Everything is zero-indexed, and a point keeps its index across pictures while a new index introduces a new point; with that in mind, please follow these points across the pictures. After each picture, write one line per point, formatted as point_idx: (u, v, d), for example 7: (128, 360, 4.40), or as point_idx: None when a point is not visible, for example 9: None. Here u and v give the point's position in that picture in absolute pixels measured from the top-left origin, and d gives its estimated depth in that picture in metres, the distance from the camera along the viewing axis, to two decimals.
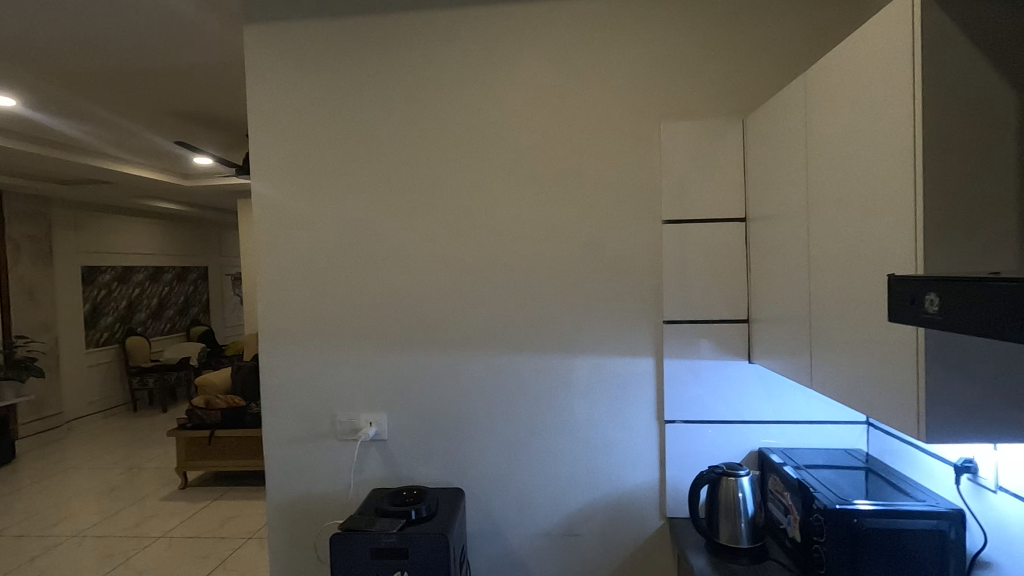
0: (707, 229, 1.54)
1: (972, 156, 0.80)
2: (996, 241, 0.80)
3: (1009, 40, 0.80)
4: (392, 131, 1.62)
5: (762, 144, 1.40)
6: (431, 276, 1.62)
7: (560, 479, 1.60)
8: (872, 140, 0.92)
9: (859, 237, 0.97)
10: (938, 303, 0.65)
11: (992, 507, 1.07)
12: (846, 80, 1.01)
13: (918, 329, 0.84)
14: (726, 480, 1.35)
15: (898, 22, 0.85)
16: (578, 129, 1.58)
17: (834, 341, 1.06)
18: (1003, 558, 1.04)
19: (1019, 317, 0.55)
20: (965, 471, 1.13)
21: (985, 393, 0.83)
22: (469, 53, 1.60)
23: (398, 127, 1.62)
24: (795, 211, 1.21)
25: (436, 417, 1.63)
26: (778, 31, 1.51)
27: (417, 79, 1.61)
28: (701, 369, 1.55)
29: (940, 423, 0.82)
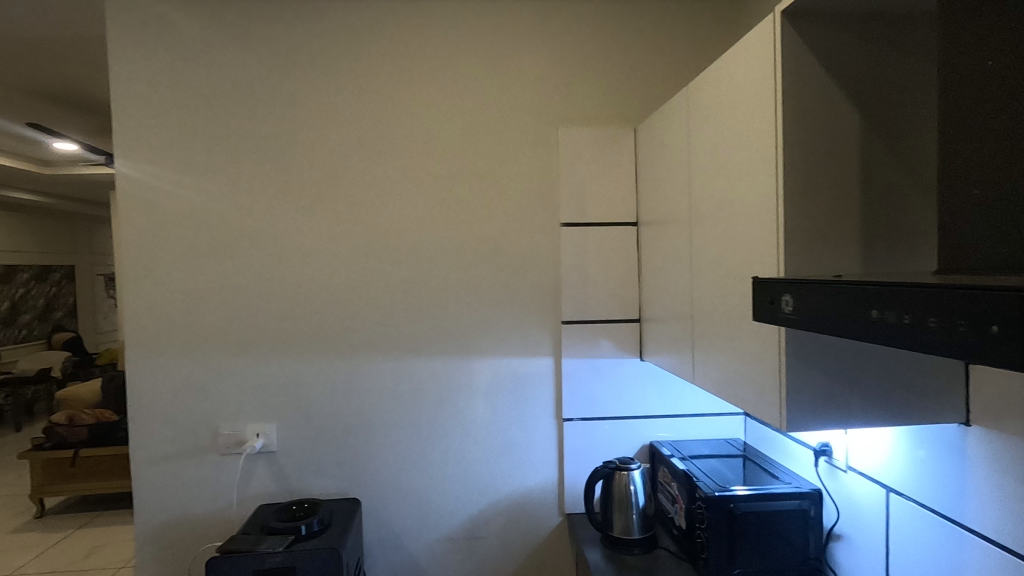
0: (603, 232, 1.60)
1: (821, 170, 0.88)
2: (842, 248, 0.89)
3: (856, 66, 0.88)
4: (281, 121, 1.53)
5: (650, 152, 1.46)
6: (326, 277, 1.54)
7: (460, 482, 1.58)
8: (744, 152, 0.99)
9: (732, 243, 1.04)
10: (792, 304, 0.70)
11: (843, 486, 1.19)
12: (721, 95, 1.08)
13: (779, 328, 0.91)
14: (619, 474, 1.40)
15: (764, 43, 0.92)
16: (479, 129, 1.57)
17: (712, 340, 1.14)
18: (852, 531, 1.17)
19: (849, 317, 0.61)
20: (822, 454, 1.25)
21: (837, 387, 0.91)
22: (364, 44, 1.54)
23: (289, 119, 1.53)
24: (679, 217, 1.28)
25: (330, 425, 1.55)
26: (665, 44, 1.60)
27: (309, 69, 1.53)
28: (597, 367, 1.60)
29: (797, 414, 0.90)
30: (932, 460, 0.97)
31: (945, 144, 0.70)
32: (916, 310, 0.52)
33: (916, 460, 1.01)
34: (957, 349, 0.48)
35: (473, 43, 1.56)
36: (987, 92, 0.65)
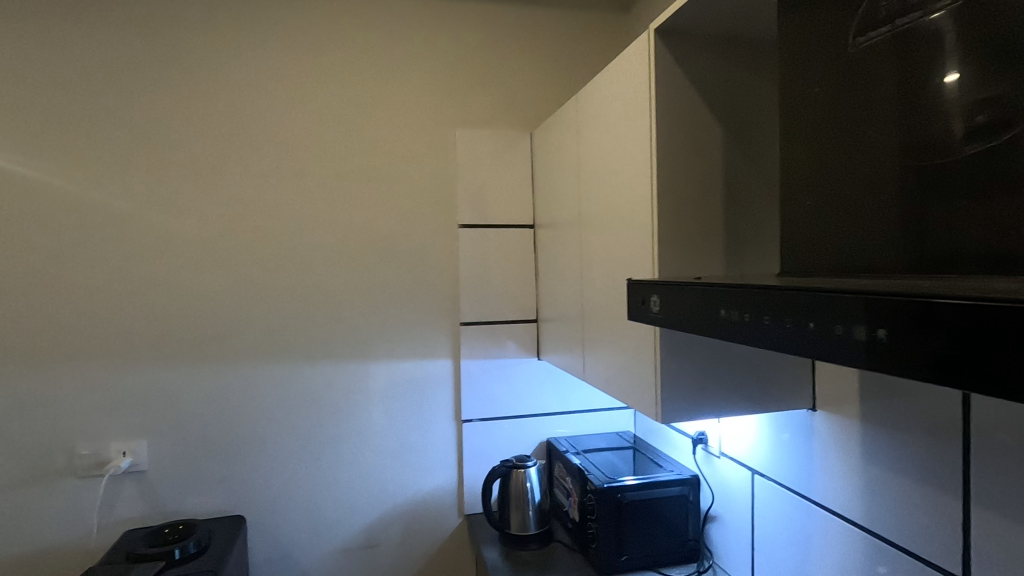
0: (501, 235, 1.62)
1: (691, 180, 0.95)
2: (709, 253, 0.96)
3: (722, 84, 0.96)
4: (155, 111, 1.41)
5: (545, 157, 1.50)
6: (207, 279, 1.44)
7: (356, 490, 1.53)
8: (625, 160, 1.05)
9: (615, 247, 1.10)
10: (659, 304, 0.75)
11: (717, 471, 1.29)
12: (605, 105, 1.14)
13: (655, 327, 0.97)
14: (516, 472, 1.43)
15: (641, 58, 0.98)
16: (375, 127, 1.53)
17: (598, 340, 1.19)
18: (724, 512, 1.27)
19: (706, 316, 0.65)
20: (700, 442, 1.34)
21: (707, 380, 0.98)
22: (249, 33, 1.46)
23: (163, 109, 1.41)
24: (571, 221, 1.33)
25: (210, 439, 1.44)
26: (559, 53, 1.65)
27: (185, 57, 1.42)
28: (496, 367, 1.62)
29: (671, 407, 0.97)
30: (789, 443, 1.08)
31: (793, 160, 0.77)
32: (753, 309, 0.57)
33: (776, 443, 1.11)
34: (783, 343, 0.53)
35: (368, 39, 1.53)
36: (821, 115, 0.73)
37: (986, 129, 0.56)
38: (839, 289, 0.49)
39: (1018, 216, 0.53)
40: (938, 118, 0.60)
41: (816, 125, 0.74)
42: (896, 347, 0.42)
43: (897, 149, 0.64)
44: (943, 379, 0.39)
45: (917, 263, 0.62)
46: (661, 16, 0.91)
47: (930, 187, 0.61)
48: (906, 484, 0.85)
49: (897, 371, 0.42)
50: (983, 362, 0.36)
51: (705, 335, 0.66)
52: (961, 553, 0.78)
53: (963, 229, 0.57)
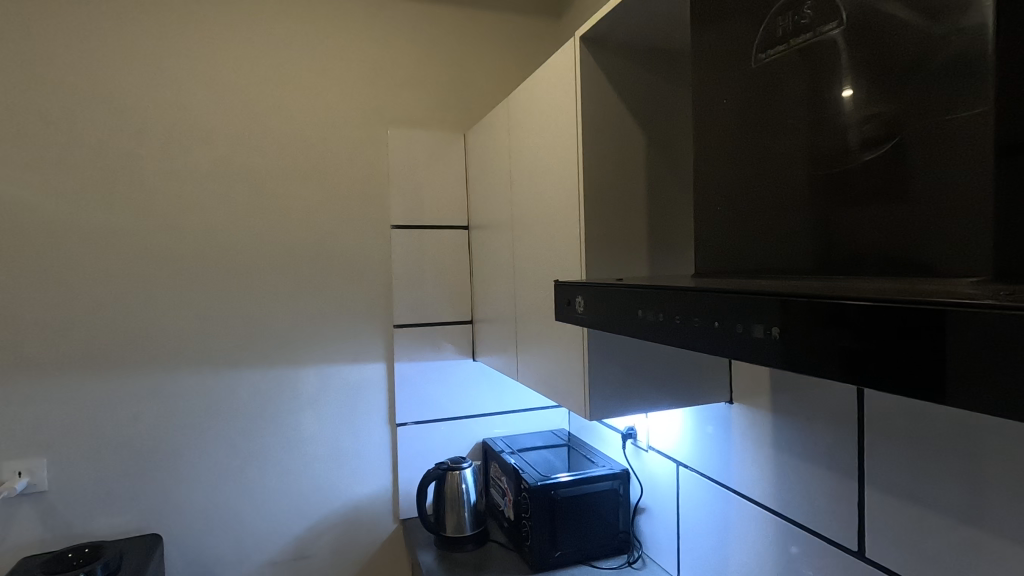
0: (435, 236, 1.61)
1: (616, 185, 0.98)
2: (633, 255, 1.00)
3: (644, 92, 0.99)
4: (62, 108, 1.34)
5: (477, 158, 1.51)
6: (120, 284, 1.38)
7: (284, 500, 1.49)
8: (553, 165, 1.07)
9: (544, 250, 1.13)
10: (583, 305, 0.77)
11: (646, 464, 1.34)
12: (533, 110, 1.16)
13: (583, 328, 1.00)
14: (451, 473, 1.43)
15: (567, 65, 1.00)
16: (304, 126, 1.51)
17: (529, 341, 1.22)
18: (653, 503, 1.32)
19: (630, 317, 0.67)
20: (629, 437, 1.39)
21: (633, 377, 1.02)
22: (165, 28, 1.41)
23: (69, 106, 1.35)
24: (503, 222, 1.34)
25: (121, 454, 1.37)
26: (490, 54, 1.66)
27: (92, 52, 1.36)
28: (431, 369, 1.61)
29: (599, 404, 1.00)
30: (711, 435, 1.13)
31: (714, 168, 0.78)
32: (670, 310, 0.59)
33: (698, 436, 1.17)
34: (701, 344, 0.55)
35: (294, 39, 1.51)
36: (735, 124, 0.75)
37: (878, 138, 0.57)
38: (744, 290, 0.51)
39: (904, 220, 0.54)
40: (835, 128, 0.61)
41: (730, 134, 0.75)
42: (803, 347, 0.44)
43: (800, 157, 0.65)
44: (854, 378, 0.40)
45: (814, 267, 0.62)
46: (585, 24, 0.94)
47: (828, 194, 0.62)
48: (811, 469, 0.92)
49: (805, 369, 0.44)
50: (884, 361, 0.38)
51: (628, 336, 0.68)
52: (857, 531, 0.85)
53: (857, 235, 0.58)
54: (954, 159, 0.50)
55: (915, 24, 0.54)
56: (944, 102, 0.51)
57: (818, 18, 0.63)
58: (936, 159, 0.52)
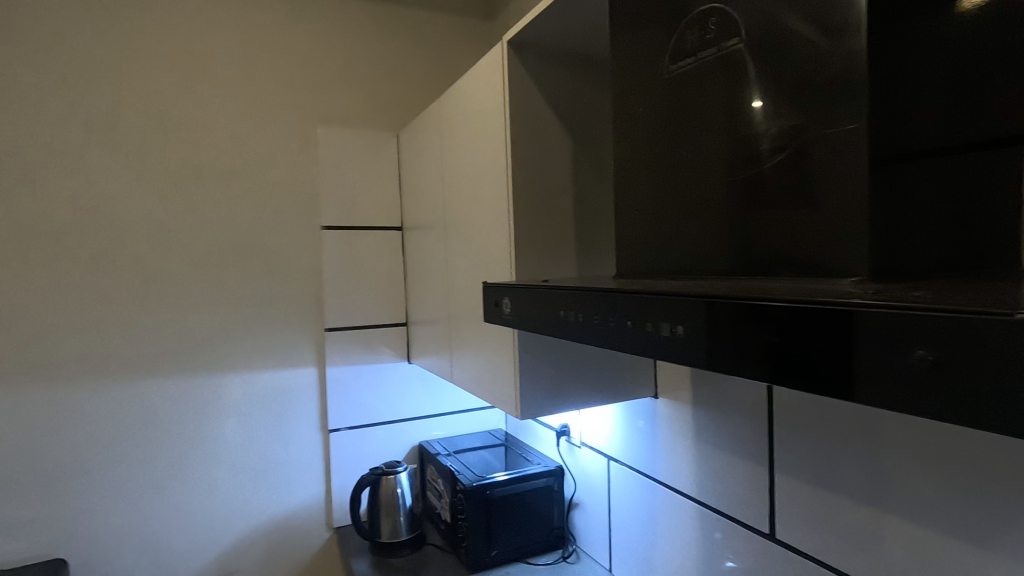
0: (367, 237, 1.58)
1: (544, 188, 1.00)
2: (562, 257, 1.02)
3: (570, 97, 1.02)
4: None
5: (410, 159, 1.50)
6: (21, 290, 1.29)
7: (208, 515, 1.44)
8: (483, 168, 1.08)
9: (474, 252, 1.14)
10: (511, 306, 0.78)
11: (579, 460, 1.37)
12: (462, 113, 1.17)
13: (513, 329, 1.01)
14: (386, 478, 1.41)
15: (496, 69, 1.01)
16: (226, 126, 1.46)
17: (461, 343, 1.22)
18: (586, 498, 1.35)
19: (557, 318, 0.67)
20: (563, 434, 1.42)
21: (563, 376, 1.04)
22: (68, 17, 1.32)
23: None
24: (435, 224, 1.34)
25: (22, 474, 1.29)
26: (422, 54, 1.65)
27: None
28: (365, 373, 1.58)
29: (530, 404, 1.01)
30: (640, 429, 1.17)
31: (640, 171, 0.78)
32: (591, 310, 0.61)
33: (627, 431, 1.21)
34: (621, 343, 0.56)
35: (213, 32, 1.45)
36: (656, 129, 0.75)
37: (785, 145, 0.58)
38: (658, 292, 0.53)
39: (802, 227, 0.55)
40: (748, 134, 0.62)
41: (649, 139, 0.76)
42: (712, 345, 0.46)
43: (713, 163, 0.66)
44: (778, 379, 0.41)
45: (736, 270, 0.63)
46: (512, 28, 0.95)
47: (745, 198, 0.62)
48: (727, 458, 0.97)
49: (714, 366, 0.46)
50: (782, 358, 0.40)
51: (557, 336, 0.69)
52: (768, 514, 0.90)
53: (774, 238, 0.59)
54: (833, 168, 0.53)
55: (799, 41, 0.56)
56: (823, 115, 0.54)
57: (719, 32, 0.65)
58: (817, 168, 0.54)
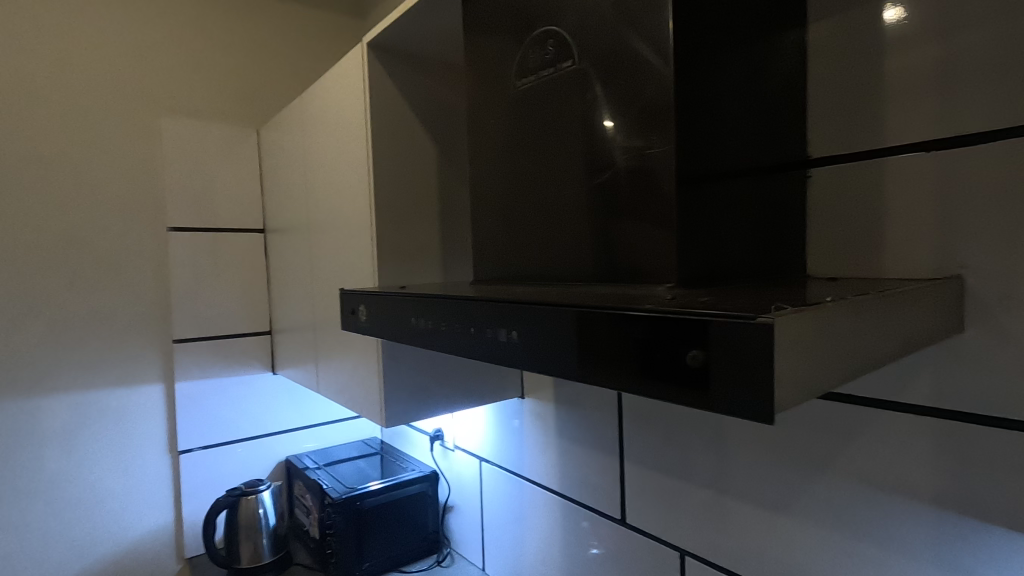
0: (225, 240, 1.47)
1: (407, 194, 1.00)
2: (426, 263, 1.02)
3: (433, 104, 1.02)
4: None
5: (270, 158, 1.42)
6: None
7: (27, 557, 1.29)
8: (344, 172, 1.06)
9: (336, 259, 1.11)
10: (366, 313, 0.76)
11: (452, 464, 1.38)
12: (321, 115, 1.14)
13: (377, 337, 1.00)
14: (246, 499, 1.32)
15: (355, 72, 0.99)
16: (50, 117, 1.30)
17: (325, 352, 1.19)
18: (460, 501, 1.36)
19: (413, 326, 0.66)
20: (437, 439, 1.42)
21: (429, 382, 1.04)
22: None
23: None
24: (299, 227, 1.28)
25: None
26: (284, 47, 1.57)
27: None
28: (223, 386, 1.47)
29: (395, 412, 1.01)
30: (508, 429, 1.21)
31: (501, 181, 0.78)
32: (438, 318, 0.62)
33: (496, 431, 1.24)
34: (466, 347, 0.58)
35: (29, 10, 1.28)
36: (515, 140, 0.76)
37: (632, 157, 0.60)
38: (499, 298, 0.55)
39: (651, 235, 0.58)
40: (600, 147, 0.65)
41: (508, 149, 0.77)
42: (541, 348, 0.48)
43: (571, 173, 0.68)
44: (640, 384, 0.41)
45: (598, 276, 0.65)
46: (371, 31, 0.93)
47: (603, 207, 0.64)
48: (583, 451, 1.04)
49: (543, 369, 0.48)
50: (598, 358, 0.44)
51: (415, 344, 0.67)
52: (620, 501, 0.98)
53: (630, 246, 0.61)
54: (663, 180, 0.57)
55: (623, 67, 0.61)
56: (642, 135, 0.59)
57: (558, 54, 0.69)
58: (641, 183, 0.59)
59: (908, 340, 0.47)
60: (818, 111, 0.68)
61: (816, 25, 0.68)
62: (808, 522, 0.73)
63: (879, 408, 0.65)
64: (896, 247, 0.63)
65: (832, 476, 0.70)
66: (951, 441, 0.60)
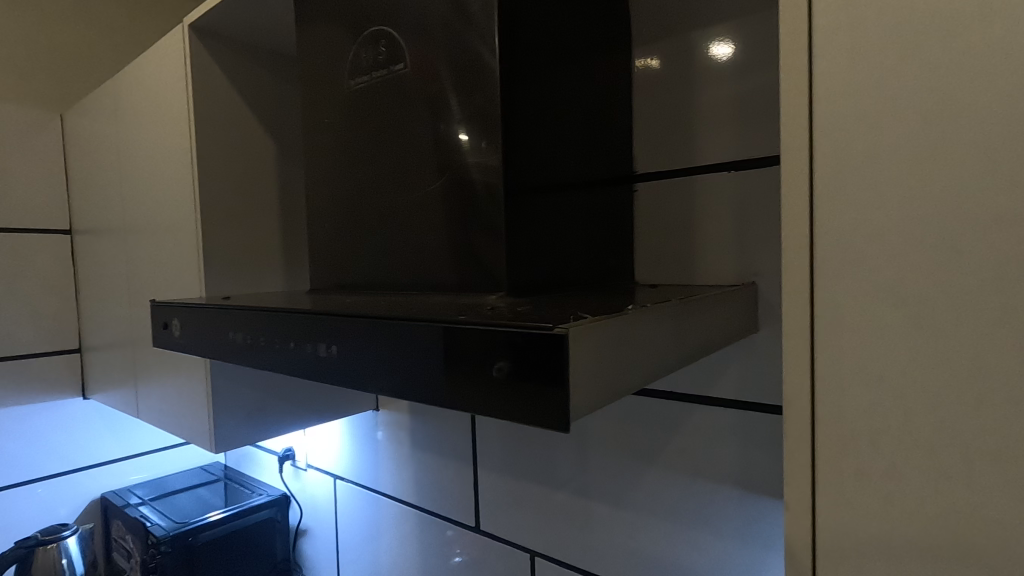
0: (16, 243, 1.25)
1: (241, 195, 0.91)
2: (264, 270, 0.94)
3: (270, 98, 0.94)
4: None
5: (78, 147, 1.23)
6: None
7: None
8: (164, 167, 0.94)
9: (155, 266, 0.98)
10: (180, 327, 0.68)
11: (304, 484, 1.29)
12: (137, 101, 1.00)
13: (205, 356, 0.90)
14: (43, 549, 1.12)
15: (176, 56, 0.89)
16: None
17: (144, 372, 1.05)
18: (313, 524, 1.27)
19: (231, 342, 0.60)
20: (287, 459, 1.32)
21: (267, 400, 0.96)
22: None
23: None
24: (111, 229, 1.12)
25: None
26: (99, 18, 1.36)
27: None
28: (14, 417, 1.25)
29: (226, 435, 0.91)
30: (363, 443, 1.16)
31: (338, 184, 0.74)
32: (256, 331, 0.56)
33: (351, 446, 1.18)
34: (286, 364, 0.53)
35: None
36: (350, 142, 0.72)
37: (466, 163, 0.60)
38: (323, 310, 0.52)
39: (487, 240, 0.58)
40: (435, 153, 0.63)
41: (344, 151, 0.73)
42: (359, 363, 0.46)
43: (407, 177, 0.66)
44: (458, 399, 0.39)
45: (437, 283, 0.63)
46: (194, 11, 0.84)
47: (439, 213, 0.63)
48: (438, 461, 1.02)
49: (362, 384, 0.46)
50: (418, 374, 0.42)
51: (233, 361, 0.60)
52: (473, 509, 0.98)
53: (468, 253, 0.60)
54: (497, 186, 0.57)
55: (452, 73, 0.61)
56: (471, 143, 0.59)
57: (390, 56, 0.67)
58: (472, 190, 0.59)
59: (704, 344, 0.52)
60: (641, 132, 0.74)
61: (639, 51, 0.74)
62: (641, 512, 0.78)
63: (694, 403, 0.72)
64: (706, 256, 0.70)
65: (659, 467, 0.76)
66: (749, 430, 0.68)
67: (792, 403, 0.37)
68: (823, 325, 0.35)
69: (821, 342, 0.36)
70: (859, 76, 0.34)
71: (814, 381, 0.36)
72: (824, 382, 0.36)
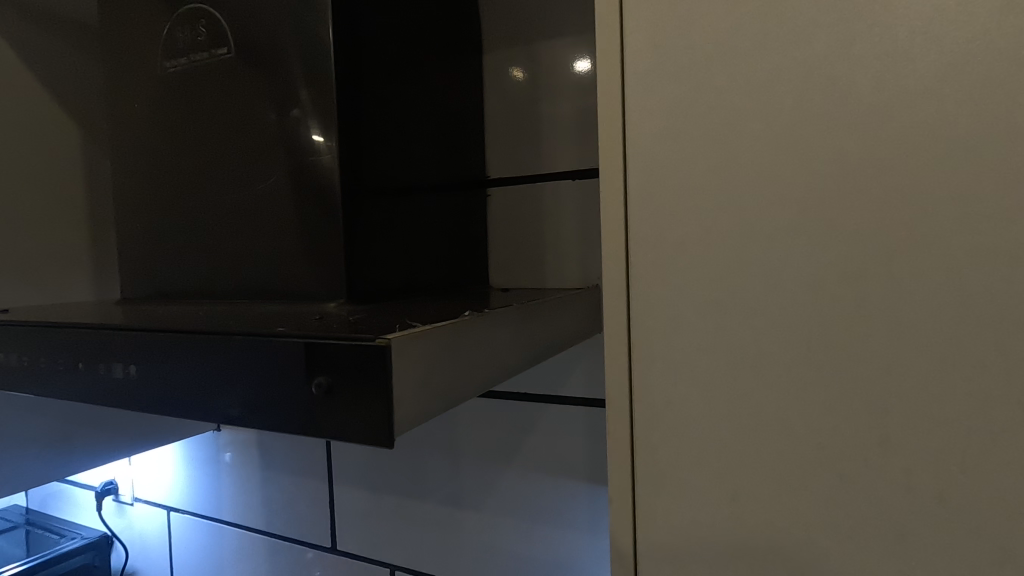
0: None
1: (32, 187, 0.77)
2: (65, 276, 0.80)
3: (73, 75, 0.81)
4: None
5: None
6: None
7: None
8: None
9: None
10: None
11: (129, 521, 1.12)
12: None
13: None
14: None
15: None
16: None
17: None
18: (140, 564, 1.11)
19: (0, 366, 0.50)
20: (107, 493, 1.14)
21: (71, 428, 0.82)
22: None
23: None
24: None
25: None
26: None
27: None
28: None
29: (14, 474, 0.76)
30: (200, 470, 1.04)
31: (152, 179, 0.65)
32: (35, 352, 0.47)
33: (187, 472, 1.05)
34: (75, 390, 0.45)
35: None
36: (166, 132, 0.64)
37: (302, 158, 0.56)
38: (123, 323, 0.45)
39: (327, 243, 0.54)
40: (267, 148, 0.58)
41: (160, 142, 0.65)
42: (163, 384, 0.40)
43: (235, 173, 0.60)
44: (277, 418, 0.36)
45: (272, 288, 0.58)
46: None
47: (271, 212, 0.58)
48: (289, 480, 0.95)
49: (167, 408, 0.40)
50: (230, 394, 0.37)
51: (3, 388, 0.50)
52: (329, 528, 0.92)
53: (305, 256, 0.55)
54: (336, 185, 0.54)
55: (287, 61, 0.56)
56: (306, 138, 0.55)
57: (211, 39, 0.61)
58: (311, 190, 0.55)
59: (546, 346, 0.54)
60: (491, 136, 0.75)
61: (489, 56, 0.75)
62: (499, 514, 0.79)
63: (546, 403, 0.74)
64: (554, 259, 0.72)
65: (515, 469, 0.77)
66: (596, 426, 0.72)
67: (614, 400, 0.39)
68: (639, 326, 0.38)
69: (638, 341, 0.38)
70: (663, 99, 0.37)
71: (633, 377, 0.39)
72: (640, 379, 0.38)
